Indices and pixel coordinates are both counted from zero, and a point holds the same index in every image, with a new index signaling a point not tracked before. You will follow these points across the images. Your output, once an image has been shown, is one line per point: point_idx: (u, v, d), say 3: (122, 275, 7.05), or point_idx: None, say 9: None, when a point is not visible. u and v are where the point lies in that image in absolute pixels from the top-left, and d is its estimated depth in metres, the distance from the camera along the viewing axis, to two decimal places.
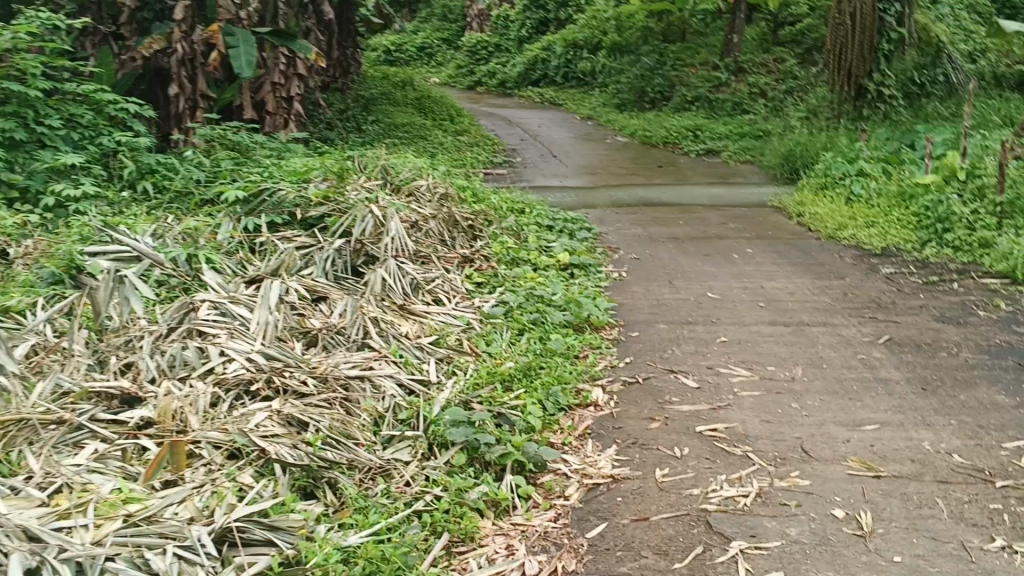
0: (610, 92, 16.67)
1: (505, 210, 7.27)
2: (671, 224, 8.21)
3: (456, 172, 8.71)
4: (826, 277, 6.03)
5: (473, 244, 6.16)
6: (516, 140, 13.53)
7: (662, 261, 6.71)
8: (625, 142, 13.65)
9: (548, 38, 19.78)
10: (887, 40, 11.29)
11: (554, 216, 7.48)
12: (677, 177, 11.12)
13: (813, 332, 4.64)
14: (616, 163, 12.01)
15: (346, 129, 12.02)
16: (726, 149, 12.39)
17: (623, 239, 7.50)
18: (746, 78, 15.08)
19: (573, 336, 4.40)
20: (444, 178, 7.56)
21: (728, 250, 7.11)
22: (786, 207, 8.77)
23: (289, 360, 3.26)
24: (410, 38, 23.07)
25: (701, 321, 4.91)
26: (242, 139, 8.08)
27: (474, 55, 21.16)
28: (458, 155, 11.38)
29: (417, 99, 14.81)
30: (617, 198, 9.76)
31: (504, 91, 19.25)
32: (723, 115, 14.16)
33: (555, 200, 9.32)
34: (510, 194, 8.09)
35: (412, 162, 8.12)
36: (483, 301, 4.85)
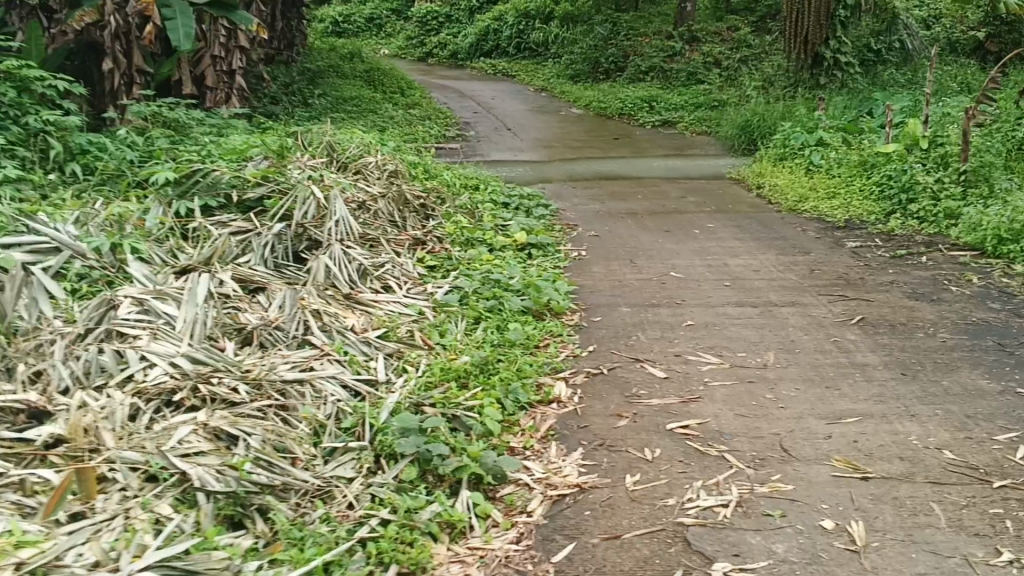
0: (563, 63, 16.35)
1: (458, 186, 6.97)
2: (630, 198, 7.96)
3: (406, 148, 8.36)
4: (792, 252, 5.82)
5: (425, 224, 5.86)
6: (469, 113, 13.19)
7: (623, 238, 6.46)
8: (580, 113, 13.36)
9: (499, 7, 19.36)
10: (843, 7, 11.22)
11: (508, 193, 7.19)
12: (634, 150, 10.87)
13: (782, 312, 4.43)
14: (571, 136, 11.72)
15: (291, 103, 11.59)
16: (682, 120, 12.16)
17: (580, 215, 7.24)
18: (701, 46, 14.84)
19: (532, 323, 4.12)
20: (393, 154, 7.23)
21: (689, 224, 6.88)
22: (746, 179, 8.57)
23: (218, 365, 2.98)
24: (358, 9, 22.48)
25: (665, 303, 4.67)
26: (179, 116, 7.67)
27: (424, 26, 20.67)
28: (409, 129, 11.02)
29: (365, 72, 14.37)
30: (573, 172, 9.50)
31: (456, 63, 18.84)
32: (678, 85, 13.92)
33: (509, 175, 9.03)
34: (463, 170, 7.78)
35: (360, 138, 7.76)
36: (435, 287, 4.55)
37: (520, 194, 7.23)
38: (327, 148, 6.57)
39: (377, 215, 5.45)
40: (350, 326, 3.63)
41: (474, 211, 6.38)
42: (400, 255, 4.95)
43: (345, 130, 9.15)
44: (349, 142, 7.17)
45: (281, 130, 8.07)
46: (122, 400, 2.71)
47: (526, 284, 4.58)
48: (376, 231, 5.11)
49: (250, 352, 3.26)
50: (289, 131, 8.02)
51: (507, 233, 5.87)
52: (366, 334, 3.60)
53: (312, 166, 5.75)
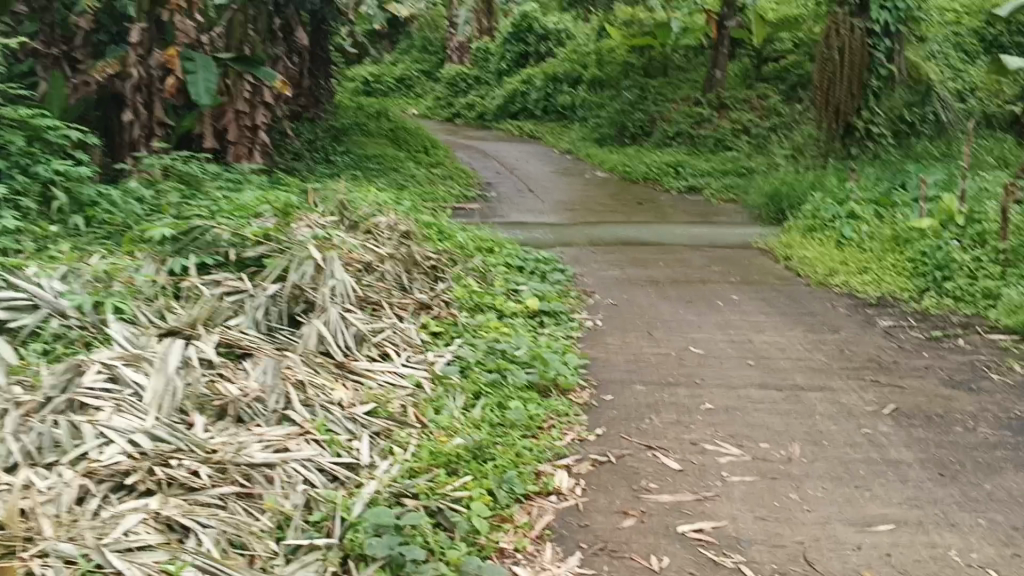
0: (590, 127, 16.25)
1: (473, 248, 6.74)
2: (651, 266, 7.70)
3: (422, 208, 8.18)
4: (820, 330, 5.52)
5: (434, 287, 5.61)
6: (492, 174, 13.05)
7: (641, 307, 6.19)
8: (605, 177, 13.19)
9: (528, 71, 19.38)
10: (876, 76, 10.81)
11: (525, 256, 6.95)
12: (658, 215, 10.63)
13: (808, 397, 4.12)
14: (595, 199, 11.52)
15: (314, 159, 11.51)
16: (708, 187, 11.93)
17: (599, 281, 6.98)
18: (729, 113, 14.68)
19: (536, 400, 3.82)
20: (407, 214, 7.03)
21: (711, 295, 6.60)
22: (772, 250, 8.28)
23: (181, 445, 2.72)
24: (389, 69, 22.66)
25: (682, 380, 4.37)
26: (193, 169, 7.55)
27: (453, 87, 20.75)
28: (429, 189, 10.89)
29: (390, 130, 14.31)
30: (595, 236, 9.26)
31: (483, 124, 18.87)
32: (706, 151, 13.74)
33: (528, 238, 8.81)
34: (479, 231, 7.57)
35: (375, 196, 7.59)
36: (437, 355, 4.27)
37: (537, 258, 7.00)
38: (338, 206, 6.38)
39: (383, 278, 5.21)
40: (336, 400, 3.36)
41: (487, 274, 6.14)
42: (402, 320, 4.68)
43: (364, 187, 9.00)
44: (362, 200, 7.00)
45: (297, 187, 7.93)
46: (70, 481, 2.45)
47: (532, 356, 4.28)
48: (380, 295, 4.86)
49: (222, 429, 2.99)
50: (305, 188, 7.88)
51: (519, 299, 5.62)
52: (352, 410, 3.32)
53: (320, 224, 5.54)
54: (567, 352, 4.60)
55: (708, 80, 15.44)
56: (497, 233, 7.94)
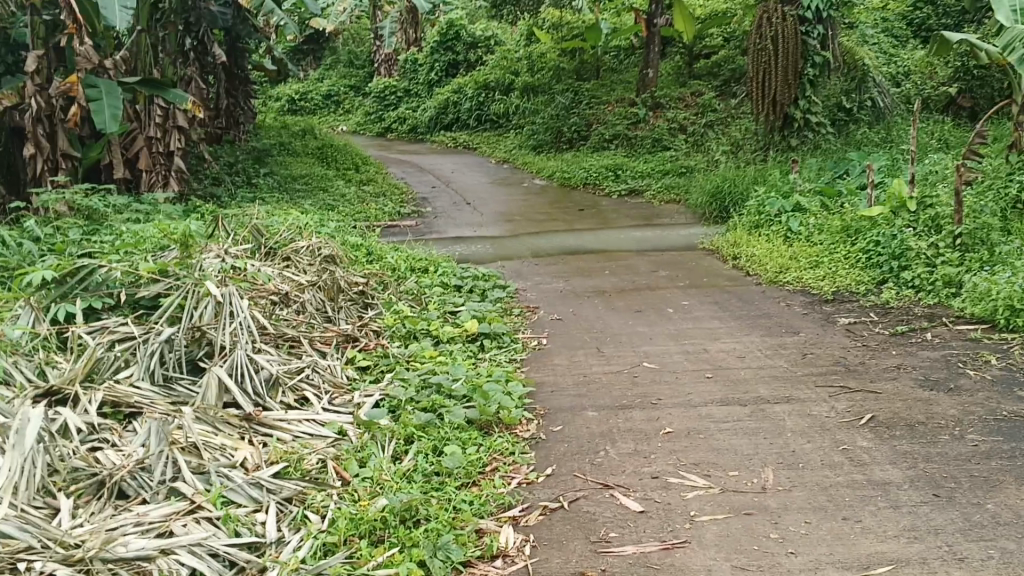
0: (525, 134, 15.90)
1: (404, 269, 6.28)
2: (596, 274, 7.32)
3: (349, 228, 7.71)
4: (779, 332, 5.15)
5: (362, 315, 5.14)
6: (427, 188, 12.60)
7: (587, 321, 5.77)
8: (543, 185, 12.82)
9: (458, 80, 18.99)
10: (812, 65, 10.54)
11: (461, 273, 6.50)
12: (601, 221, 10.28)
13: (777, 411, 3.73)
14: (533, 208, 11.14)
15: (236, 185, 10.95)
16: (649, 188, 11.62)
17: (541, 295, 6.56)
18: (665, 112, 14.41)
19: (476, 439, 3.37)
20: (331, 237, 6.55)
21: (660, 302, 6.21)
22: (720, 249, 7.95)
23: (35, 541, 2.22)
24: (316, 86, 22.10)
25: (637, 401, 3.95)
26: (95, 203, 6.99)
27: (382, 101, 20.27)
28: (359, 208, 10.42)
29: (318, 149, 13.80)
30: (534, 246, 8.88)
31: (416, 137, 18.42)
32: (644, 152, 13.44)
33: (466, 253, 8.39)
34: (411, 249, 7.12)
35: (297, 219, 7.10)
36: (363, 395, 3.82)
37: (473, 275, 6.55)
38: (252, 233, 5.88)
39: (302, 309, 4.72)
40: (239, 464, 2.87)
41: (420, 296, 5.69)
42: (323, 357, 4.20)
43: (288, 211, 8.49)
44: (281, 225, 6.50)
45: (212, 215, 7.40)
46: None
47: (470, 389, 3.83)
48: (297, 330, 4.36)
49: (94, 511, 2.50)
50: (220, 215, 7.35)
51: (456, 321, 5.17)
52: (257, 472, 2.84)
53: (229, 257, 5.05)
54: (510, 379, 4.15)
55: (642, 79, 15.15)
56: (431, 250, 7.50)
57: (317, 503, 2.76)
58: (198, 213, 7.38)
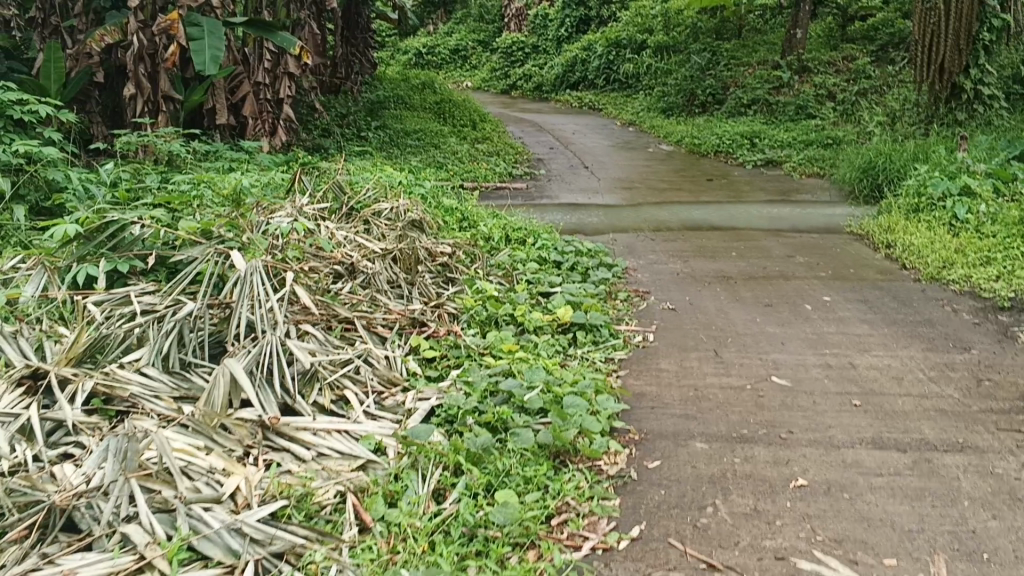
0: (655, 95, 14.90)
1: (500, 239, 5.56)
2: (721, 255, 6.42)
3: (448, 191, 7.05)
4: (944, 347, 4.20)
5: (442, 292, 4.46)
6: (544, 149, 11.82)
7: (705, 312, 4.93)
8: (670, 151, 11.85)
9: (588, 37, 18.07)
10: (988, 28, 9.25)
11: (565, 246, 5.73)
12: (732, 193, 9.32)
13: (949, 465, 2.86)
14: (657, 175, 10.24)
15: (344, 136, 10.44)
16: (788, 159, 10.54)
17: (655, 278, 5.73)
18: (812, 77, 13.18)
19: (545, 475, 2.64)
20: (422, 199, 5.88)
21: (795, 296, 5.30)
22: (869, 235, 6.93)
23: None
24: (444, 40, 21.53)
25: (761, 433, 3.14)
26: (178, 147, 6.50)
27: (509, 57, 19.55)
28: (469, 168, 9.78)
29: (436, 103, 13.22)
30: (654, 219, 8.03)
31: (541, 96, 17.62)
32: (785, 120, 12.28)
33: (576, 223, 7.64)
34: (512, 217, 6.40)
35: (389, 176, 6.46)
36: (417, 401, 3.12)
37: (579, 249, 5.77)
38: (333, 189, 5.26)
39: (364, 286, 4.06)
40: (227, 497, 2.22)
41: (513, 275, 4.97)
42: (376, 346, 3.51)
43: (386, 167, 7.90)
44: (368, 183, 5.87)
45: (301, 167, 6.84)
46: None
47: (546, 403, 3.10)
48: (354, 310, 3.69)
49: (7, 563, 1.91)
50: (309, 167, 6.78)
51: (548, 307, 4.42)
52: (246, 512, 2.17)
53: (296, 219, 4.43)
54: (599, 392, 3.38)
55: (788, 41, 13.93)
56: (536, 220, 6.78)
57: (316, 562, 2.05)
58: (287, 165, 6.82)
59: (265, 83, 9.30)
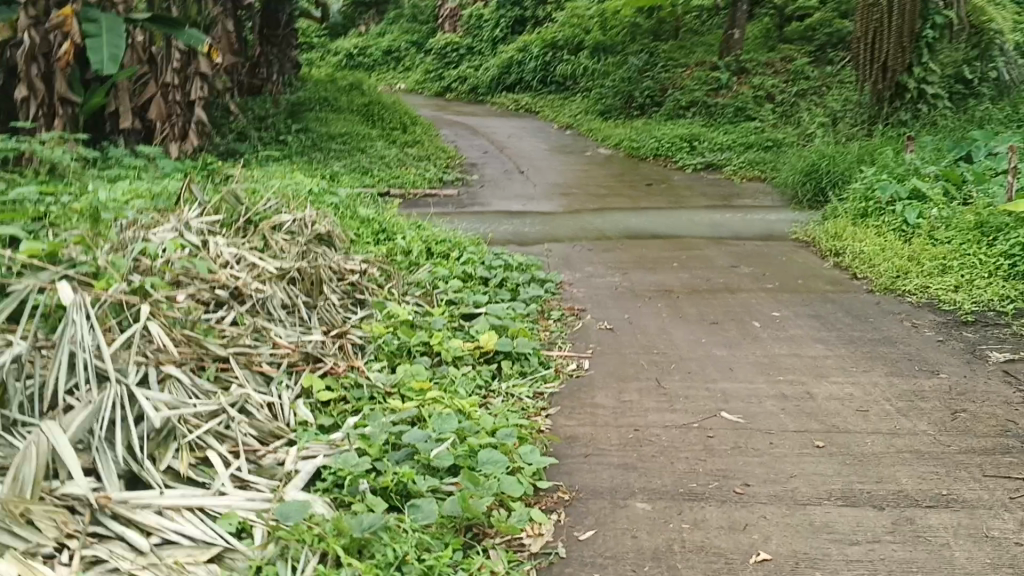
0: (592, 98, 14.49)
1: (421, 252, 5.02)
2: (661, 266, 5.97)
3: (366, 199, 6.48)
4: (909, 371, 3.78)
5: (348, 318, 3.92)
6: (477, 153, 11.31)
7: (645, 331, 4.45)
8: (608, 154, 11.43)
9: (524, 37, 17.62)
10: (931, 26, 8.98)
11: (492, 258, 5.21)
12: (672, 198, 8.91)
13: (935, 527, 2.42)
14: (594, 180, 9.79)
15: (262, 141, 9.81)
16: (729, 162, 10.17)
17: (591, 293, 5.23)
18: (750, 78, 12.87)
19: (449, 561, 2.14)
20: (334, 211, 5.32)
21: (742, 311, 4.85)
22: (817, 241, 6.54)
23: None
24: (376, 41, 20.89)
25: (713, 487, 2.65)
26: (60, 153, 5.83)
27: (443, 59, 19.01)
28: (397, 174, 9.24)
29: (363, 106, 12.63)
30: (589, 227, 7.57)
31: (476, 98, 17.11)
32: (724, 122, 11.94)
33: (508, 232, 7.15)
34: (435, 227, 5.88)
35: (299, 184, 5.88)
36: (301, 464, 2.60)
37: (509, 261, 5.26)
38: (226, 198, 4.72)
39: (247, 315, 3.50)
40: None
41: (433, 294, 4.44)
42: (251, 387, 2.99)
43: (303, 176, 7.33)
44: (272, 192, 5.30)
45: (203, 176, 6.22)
46: None
47: (458, 460, 2.58)
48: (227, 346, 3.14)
49: None
50: (210, 175, 6.17)
51: (470, 333, 3.89)
52: None
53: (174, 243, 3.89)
54: (520, 442, 2.86)
55: (726, 41, 13.59)
56: (463, 231, 6.27)
57: None
58: (186, 173, 6.19)
59: (174, 85, 8.75)
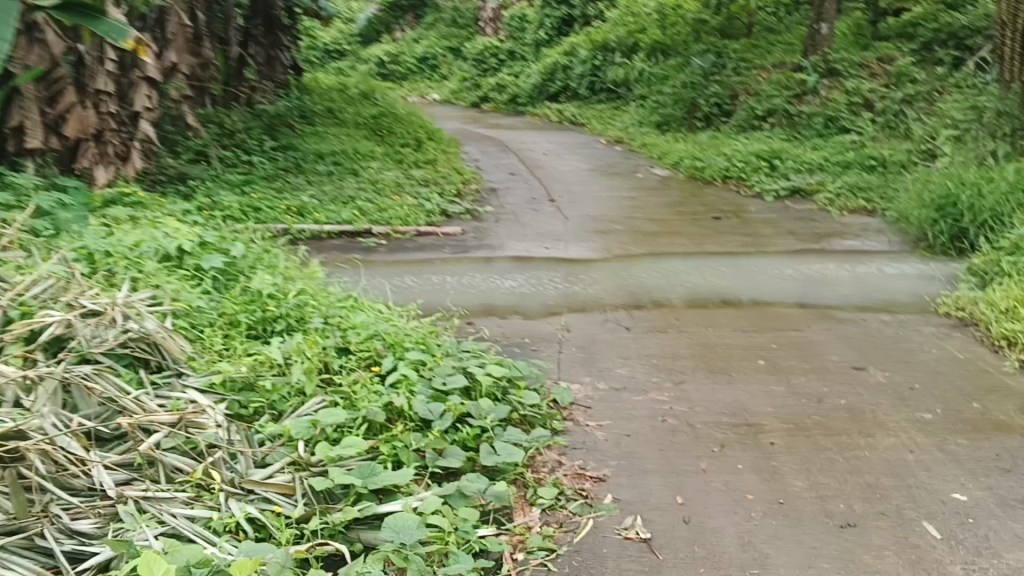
0: (648, 106, 12.27)
1: (309, 367, 2.90)
2: (740, 367, 3.83)
3: (294, 258, 4.45)
4: None
5: (76, 554, 1.95)
6: (503, 175, 9.24)
7: (715, 554, 2.32)
8: (665, 176, 9.24)
9: (571, 39, 15.54)
10: None
11: (449, 368, 3.09)
12: (747, 238, 6.73)
13: None
14: (645, 210, 7.68)
15: (221, 170, 7.93)
16: (821, 188, 7.96)
17: (620, 434, 3.07)
18: (841, 82, 10.54)
19: None
20: (187, 296, 3.27)
21: (895, 491, 2.69)
22: (981, 322, 4.33)
23: None
24: (411, 48, 19.08)
25: None
26: None
27: (481, 65, 17.09)
28: (389, 207, 7.25)
29: (373, 121, 10.72)
30: (630, 285, 5.45)
31: (516, 109, 15.10)
32: (810, 135, 9.69)
33: (513, 299, 5.10)
34: (379, 307, 3.84)
35: (168, 236, 3.83)
36: None
37: (472, 372, 3.11)
38: None
39: None
40: None
41: (301, 478, 2.33)
42: None
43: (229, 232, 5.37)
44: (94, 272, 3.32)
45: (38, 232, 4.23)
46: None
47: None
48: None
49: None
50: (51, 234, 4.17)
51: None
52: None
53: None
54: None
55: (810, 38, 11.22)
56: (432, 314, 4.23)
57: None
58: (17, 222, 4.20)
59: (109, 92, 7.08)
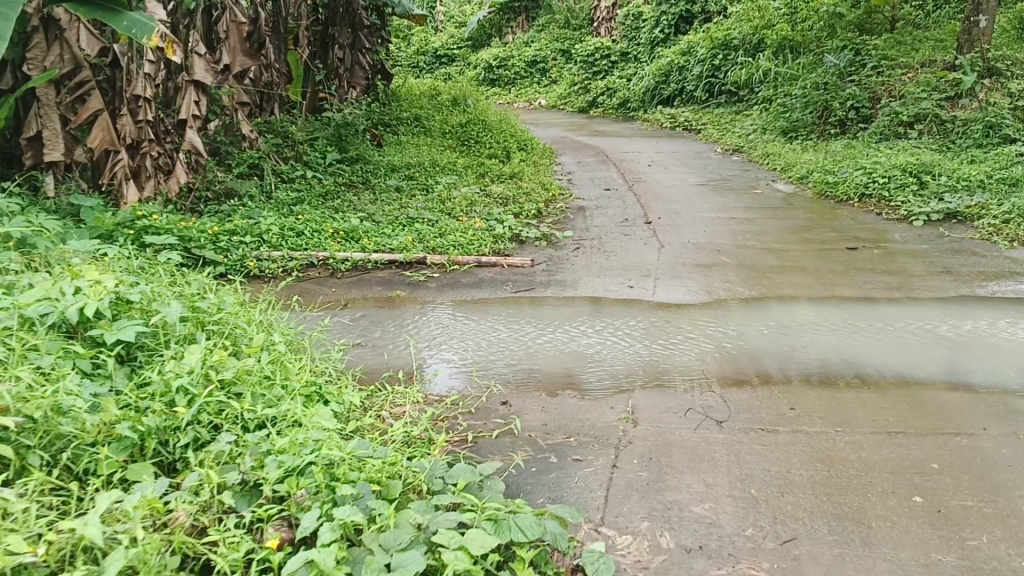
0: (772, 111, 10.83)
1: (153, 547, 1.79)
2: (883, 507, 2.54)
3: (273, 321, 3.37)
4: None
5: None
6: (598, 190, 8.04)
7: None
8: (789, 192, 7.86)
9: (689, 38, 14.19)
10: None
11: (403, 538, 1.92)
12: (890, 278, 5.33)
13: None
14: (761, 237, 6.35)
15: (272, 185, 7.01)
16: (984, 212, 6.45)
17: None
18: (1006, 82, 8.88)
19: None
20: (38, 398, 2.21)
21: None
22: None
23: None
24: (520, 50, 18.05)
25: None
26: None
27: (591, 67, 15.88)
28: (453, 230, 6.16)
29: (458, 129, 9.68)
30: (732, 345, 4.17)
31: (627, 115, 13.85)
32: (966, 145, 8.12)
33: (573, 364, 3.90)
34: (355, 404, 2.73)
35: (77, 293, 2.82)
36: None
37: (436, 542, 1.94)
38: None
39: None
40: None
41: None
42: None
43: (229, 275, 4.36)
44: None
45: None
46: None
47: None
48: None
49: None
50: None
51: None
52: None
53: None
54: None
55: (966, 32, 9.37)
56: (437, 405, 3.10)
57: None
58: None
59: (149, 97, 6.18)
